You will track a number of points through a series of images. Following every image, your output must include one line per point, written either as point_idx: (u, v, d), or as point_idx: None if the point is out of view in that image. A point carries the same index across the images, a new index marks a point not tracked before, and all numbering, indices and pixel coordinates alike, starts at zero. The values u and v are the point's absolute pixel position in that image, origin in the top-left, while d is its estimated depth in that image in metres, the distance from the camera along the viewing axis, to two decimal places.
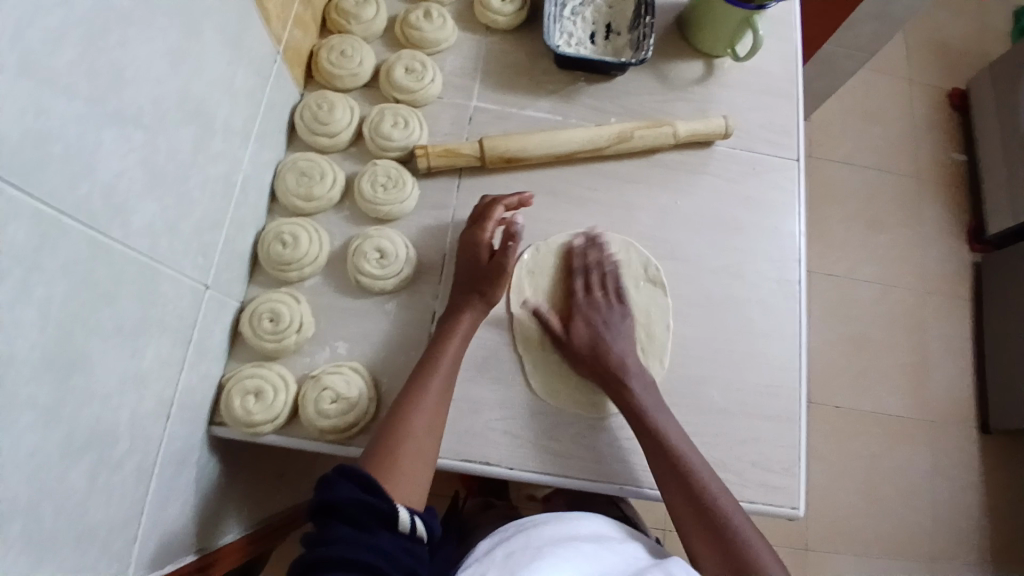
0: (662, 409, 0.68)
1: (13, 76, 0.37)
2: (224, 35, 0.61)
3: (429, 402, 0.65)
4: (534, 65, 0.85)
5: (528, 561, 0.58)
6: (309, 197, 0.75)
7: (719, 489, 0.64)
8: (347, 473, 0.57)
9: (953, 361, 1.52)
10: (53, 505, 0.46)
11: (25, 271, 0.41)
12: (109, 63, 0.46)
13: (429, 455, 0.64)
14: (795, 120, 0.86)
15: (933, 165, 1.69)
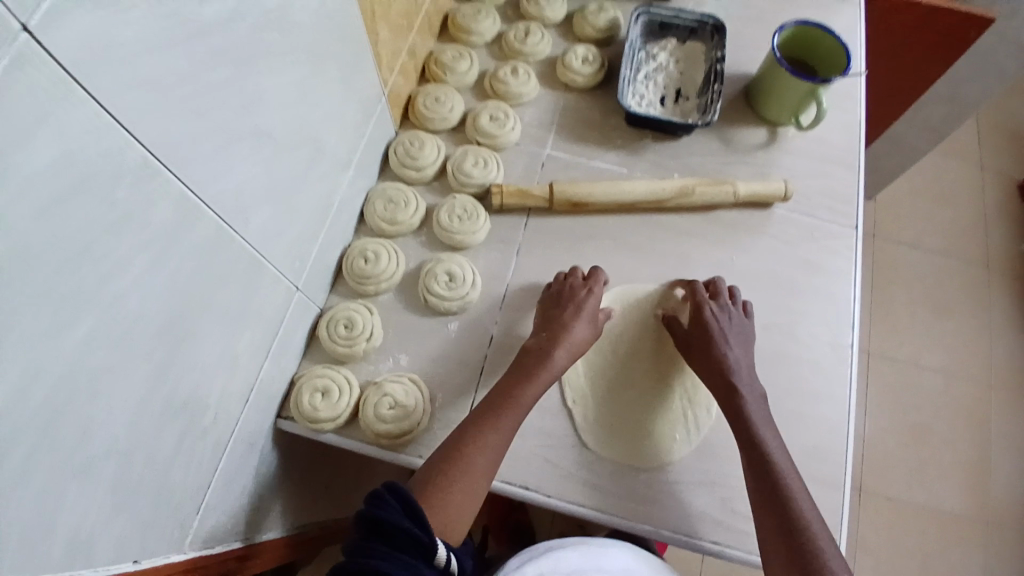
0: (763, 415, 0.69)
1: (185, 90, 0.47)
2: (342, 75, 0.71)
3: (493, 441, 0.66)
4: (606, 121, 0.92)
5: None
6: (392, 221, 0.83)
7: (804, 498, 0.63)
8: (398, 497, 0.58)
9: (1021, 459, 1.43)
10: (147, 458, 0.53)
11: (164, 247, 0.49)
12: (253, 89, 0.55)
13: (479, 494, 0.65)
14: (856, 190, 0.88)
15: (1005, 253, 1.64)
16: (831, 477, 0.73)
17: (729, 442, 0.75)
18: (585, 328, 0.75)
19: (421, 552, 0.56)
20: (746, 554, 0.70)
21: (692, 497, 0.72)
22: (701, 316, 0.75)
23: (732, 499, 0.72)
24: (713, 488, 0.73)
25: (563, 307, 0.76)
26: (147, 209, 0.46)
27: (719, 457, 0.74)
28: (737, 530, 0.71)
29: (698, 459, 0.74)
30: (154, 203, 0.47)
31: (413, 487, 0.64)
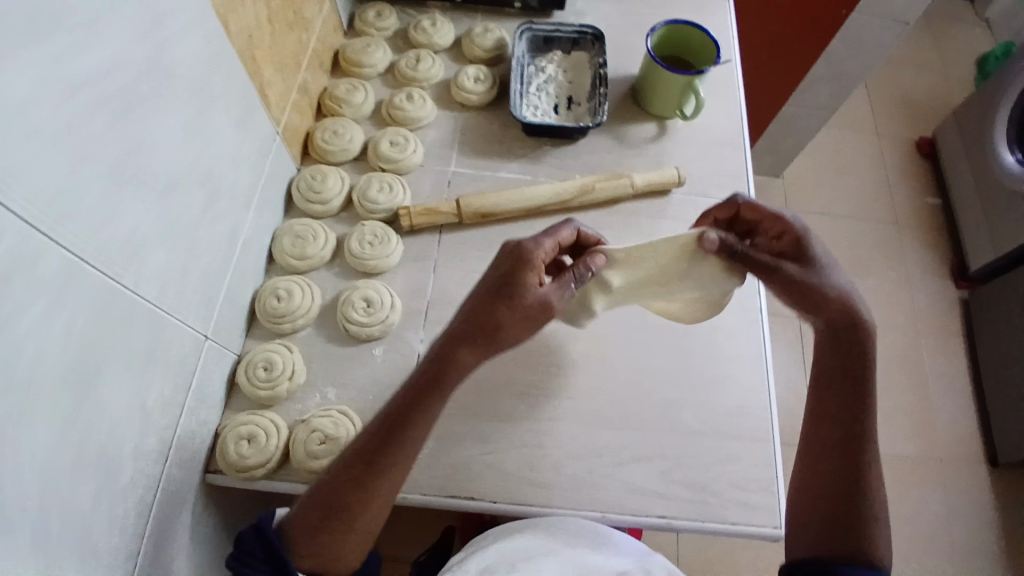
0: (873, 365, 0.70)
1: (54, 146, 0.46)
2: (231, 117, 0.71)
3: (383, 479, 0.61)
4: (506, 133, 0.96)
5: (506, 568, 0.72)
6: (302, 256, 0.82)
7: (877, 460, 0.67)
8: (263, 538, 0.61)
9: (954, 396, 1.53)
10: (57, 525, 0.51)
11: (48, 308, 0.48)
12: (135, 140, 0.55)
13: (370, 527, 0.62)
14: (746, 168, 0.94)
15: (907, 210, 1.77)
16: (758, 435, 0.77)
17: (661, 419, 0.77)
18: (532, 304, 0.63)
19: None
20: (692, 524, 0.71)
21: (633, 478, 0.74)
22: (805, 243, 0.70)
23: (671, 471, 0.74)
24: (651, 465, 0.74)
25: (501, 294, 0.63)
26: (25, 270, 0.45)
27: (653, 435, 0.76)
28: (680, 502, 0.72)
29: (633, 441, 0.76)
30: (32, 264, 0.45)
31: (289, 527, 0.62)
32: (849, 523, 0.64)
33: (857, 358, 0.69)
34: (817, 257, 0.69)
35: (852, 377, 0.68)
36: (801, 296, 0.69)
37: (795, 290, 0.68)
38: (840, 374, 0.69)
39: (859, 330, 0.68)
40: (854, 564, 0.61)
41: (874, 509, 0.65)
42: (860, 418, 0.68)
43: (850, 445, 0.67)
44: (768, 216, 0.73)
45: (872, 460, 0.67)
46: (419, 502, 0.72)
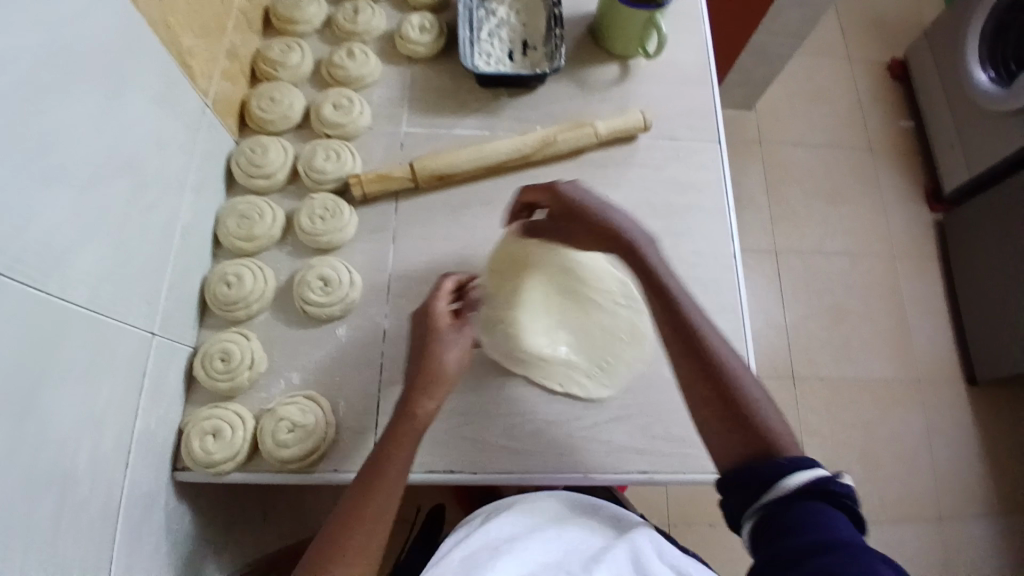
0: (671, 274, 0.65)
1: None
2: (150, 93, 0.65)
3: (370, 502, 0.59)
4: (458, 86, 0.89)
5: (488, 555, 0.62)
6: (250, 237, 0.77)
7: (733, 356, 0.61)
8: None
9: (931, 320, 1.54)
10: (15, 552, 0.48)
11: None
12: (35, 132, 0.49)
13: (369, 556, 0.58)
14: (714, 105, 0.89)
15: (882, 135, 1.73)
16: None
17: (639, 374, 0.75)
18: (456, 348, 0.65)
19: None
20: (677, 478, 0.71)
21: (615, 438, 0.73)
22: (558, 194, 0.69)
23: (651, 427, 0.73)
24: (631, 423, 0.73)
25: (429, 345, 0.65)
26: None
27: (632, 392, 0.75)
28: (664, 458, 0.72)
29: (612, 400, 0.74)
30: None
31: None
32: (747, 435, 0.58)
33: (661, 286, 0.64)
34: (579, 206, 0.68)
35: (674, 304, 0.64)
36: (601, 245, 0.68)
37: (601, 241, 0.68)
38: (659, 307, 0.64)
39: (647, 257, 0.65)
40: (774, 460, 0.55)
41: (751, 403, 0.59)
42: (698, 336, 0.62)
43: (699, 365, 0.61)
44: (538, 190, 0.72)
45: (729, 361, 0.61)
46: None
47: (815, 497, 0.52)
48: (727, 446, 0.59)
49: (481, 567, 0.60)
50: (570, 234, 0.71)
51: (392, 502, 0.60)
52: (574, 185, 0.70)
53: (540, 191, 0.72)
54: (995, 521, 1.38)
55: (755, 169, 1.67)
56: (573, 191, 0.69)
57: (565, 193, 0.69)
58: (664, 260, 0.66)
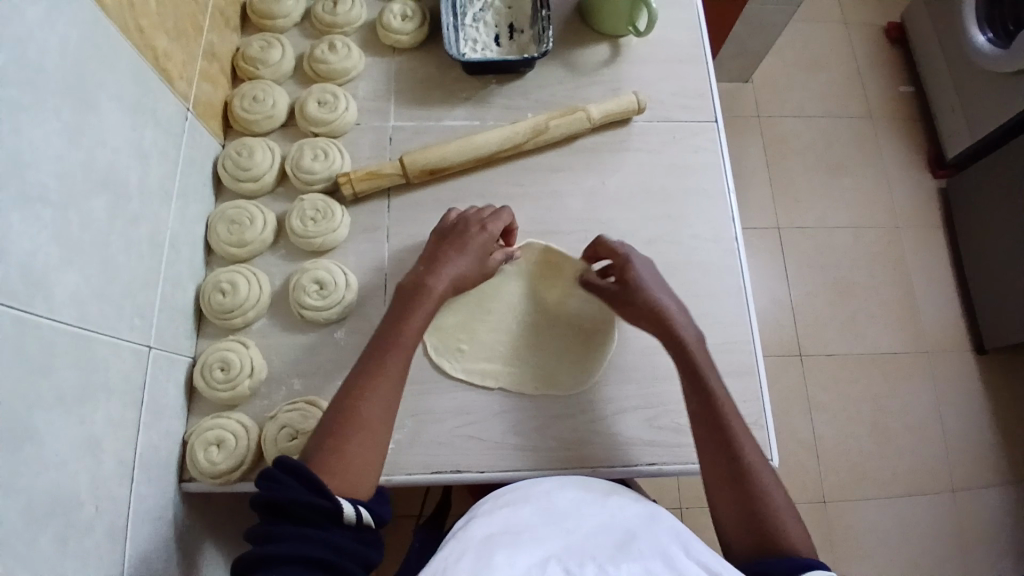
0: (710, 368, 0.67)
1: None
2: (126, 102, 0.63)
3: (383, 388, 0.62)
4: (445, 76, 0.86)
5: (508, 540, 0.56)
6: (241, 242, 0.76)
7: (749, 442, 0.62)
8: (289, 470, 0.56)
9: (937, 287, 1.53)
10: None
11: None
12: (8, 153, 0.48)
13: (381, 444, 0.61)
14: (709, 82, 0.87)
15: (882, 100, 1.69)
16: (742, 369, 0.74)
17: (640, 364, 0.75)
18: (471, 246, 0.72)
19: (330, 518, 0.54)
20: (685, 468, 0.70)
21: (619, 429, 0.72)
22: (627, 269, 0.72)
23: (656, 418, 0.72)
24: (636, 414, 0.73)
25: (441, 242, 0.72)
26: None
27: (636, 383, 0.74)
28: (670, 447, 0.71)
29: (616, 391, 0.74)
30: None
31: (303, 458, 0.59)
32: (750, 514, 0.59)
33: (698, 368, 0.66)
34: (642, 284, 0.70)
35: (703, 390, 0.65)
36: (639, 316, 0.70)
37: (643, 316, 0.70)
38: (688, 388, 0.66)
39: (692, 352, 0.67)
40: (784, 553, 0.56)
41: (761, 491, 0.60)
42: (722, 420, 0.63)
43: (723, 449, 0.62)
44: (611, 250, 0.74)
45: (744, 449, 0.62)
46: (405, 481, 0.69)
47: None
48: (737, 523, 0.59)
49: (501, 551, 0.54)
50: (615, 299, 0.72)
51: (398, 394, 0.64)
52: (645, 262, 0.73)
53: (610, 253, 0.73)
54: (1007, 488, 1.38)
55: (753, 143, 1.64)
56: (640, 267, 0.72)
57: (629, 267, 0.72)
58: (700, 345, 0.68)
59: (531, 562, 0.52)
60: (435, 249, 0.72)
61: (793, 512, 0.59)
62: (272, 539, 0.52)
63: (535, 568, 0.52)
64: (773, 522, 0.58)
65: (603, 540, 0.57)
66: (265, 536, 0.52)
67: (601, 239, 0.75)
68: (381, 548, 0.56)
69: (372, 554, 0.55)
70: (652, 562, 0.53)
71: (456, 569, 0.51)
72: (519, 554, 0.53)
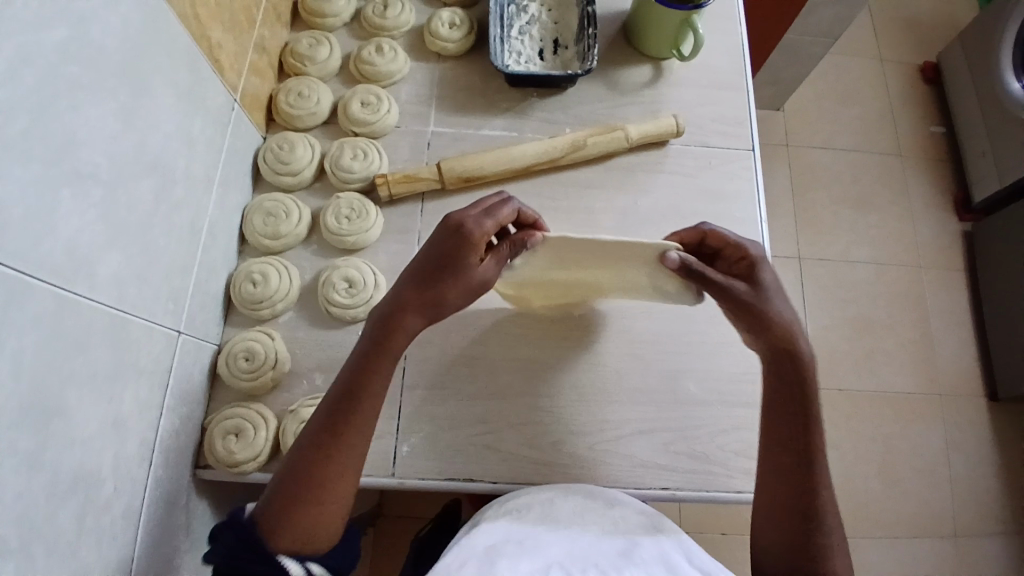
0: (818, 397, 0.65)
1: None
2: (179, 91, 0.64)
3: (346, 453, 0.59)
4: (486, 85, 0.87)
5: (512, 550, 0.57)
6: (276, 235, 0.76)
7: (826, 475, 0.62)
8: (235, 529, 0.59)
9: (956, 331, 1.51)
10: (45, 549, 0.49)
11: None
12: (66, 131, 0.49)
13: (339, 503, 0.59)
14: (748, 111, 0.87)
15: (914, 139, 1.68)
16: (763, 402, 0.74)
17: (662, 387, 0.74)
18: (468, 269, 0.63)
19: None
20: (699, 495, 0.70)
21: (635, 450, 0.72)
22: (756, 273, 0.66)
23: (673, 442, 0.72)
24: (654, 437, 0.72)
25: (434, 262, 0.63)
26: None
27: (656, 405, 0.74)
28: (684, 473, 0.71)
29: (635, 413, 0.73)
30: None
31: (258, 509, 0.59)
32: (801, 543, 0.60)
33: (808, 389, 0.64)
34: (771, 292, 0.65)
35: (808, 422, 0.63)
36: (764, 325, 0.64)
37: (768, 325, 0.64)
38: (792, 405, 0.64)
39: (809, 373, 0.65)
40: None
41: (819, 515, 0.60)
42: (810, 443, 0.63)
43: (803, 466, 0.62)
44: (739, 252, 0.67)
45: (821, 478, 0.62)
46: (419, 486, 0.69)
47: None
48: (779, 539, 0.61)
49: (504, 561, 0.55)
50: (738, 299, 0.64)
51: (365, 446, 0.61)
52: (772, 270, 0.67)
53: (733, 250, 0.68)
54: (1014, 540, 1.35)
55: (780, 171, 1.63)
56: (767, 274, 0.66)
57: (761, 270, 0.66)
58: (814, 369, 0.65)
59: (534, 571, 0.54)
60: (417, 276, 0.63)
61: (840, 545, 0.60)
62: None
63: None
64: (821, 546, 0.60)
65: (606, 547, 0.61)
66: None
67: (715, 233, 0.68)
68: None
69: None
70: (655, 568, 0.57)
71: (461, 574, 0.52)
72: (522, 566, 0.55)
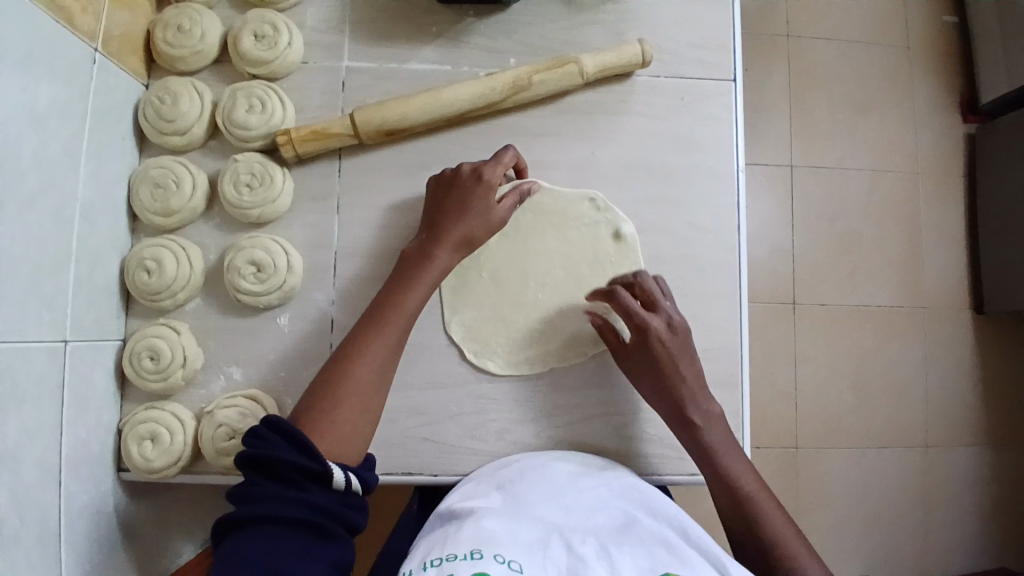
0: (702, 399, 0.62)
1: None
2: (9, 55, 0.50)
3: (380, 353, 0.58)
4: (412, 6, 0.71)
5: (506, 515, 0.57)
6: (167, 211, 0.65)
7: (773, 507, 0.59)
8: (278, 428, 0.51)
9: (949, 244, 1.42)
10: None
11: None
12: None
13: (372, 412, 0.56)
14: (731, 29, 0.72)
15: (931, 26, 1.47)
16: (725, 380, 0.68)
17: (618, 366, 0.68)
18: (469, 186, 0.63)
19: (315, 480, 0.50)
20: (653, 478, 0.66)
21: (586, 434, 0.66)
22: (649, 338, 0.62)
23: (628, 425, 0.67)
24: (608, 421, 0.67)
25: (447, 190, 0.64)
26: None
27: (610, 386, 0.67)
28: (641, 457, 0.66)
29: (589, 396, 0.67)
30: None
31: (293, 419, 0.55)
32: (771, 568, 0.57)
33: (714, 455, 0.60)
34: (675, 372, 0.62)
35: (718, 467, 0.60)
36: (668, 400, 0.62)
37: (654, 383, 0.62)
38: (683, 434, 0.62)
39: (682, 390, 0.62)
40: None
41: (768, 522, 0.58)
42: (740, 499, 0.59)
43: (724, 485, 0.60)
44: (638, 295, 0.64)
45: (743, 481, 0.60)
46: None
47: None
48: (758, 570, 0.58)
49: (494, 528, 0.54)
50: (637, 375, 0.63)
51: (396, 361, 0.59)
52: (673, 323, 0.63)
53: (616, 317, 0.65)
54: (979, 451, 1.38)
55: (778, 66, 1.43)
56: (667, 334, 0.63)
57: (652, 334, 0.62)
58: (721, 423, 0.62)
59: (533, 542, 0.54)
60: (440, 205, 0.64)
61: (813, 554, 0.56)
62: (253, 500, 0.48)
63: (536, 548, 0.53)
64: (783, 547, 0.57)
65: (601, 520, 0.58)
66: (246, 495, 0.48)
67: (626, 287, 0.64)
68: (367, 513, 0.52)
69: (358, 518, 0.51)
70: (654, 547, 0.55)
71: (455, 542, 0.52)
72: (517, 535, 0.54)
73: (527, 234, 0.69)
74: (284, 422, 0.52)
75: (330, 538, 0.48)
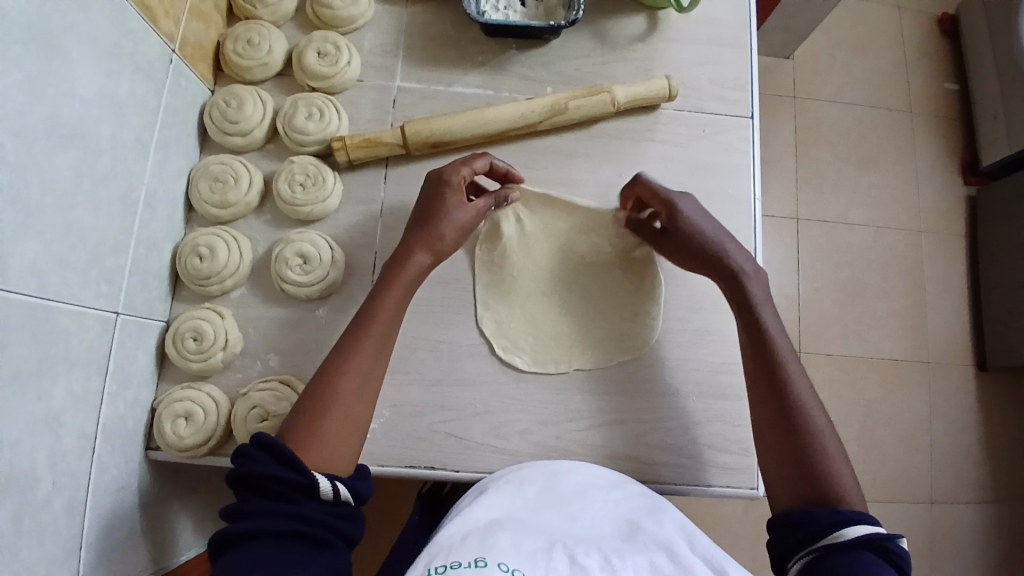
0: (767, 305, 0.64)
1: None
2: (100, 47, 0.56)
3: (363, 365, 0.60)
4: (459, 36, 0.78)
5: (513, 526, 0.54)
6: (224, 204, 0.70)
7: (819, 414, 0.59)
8: (263, 445, 0.53)
9: (951, 299, 1.46)
10: None
11: None
12: None
13: (357, 422, 0.58)
14: (748, 73, 0.79)
15: (931, 93, 1.56)
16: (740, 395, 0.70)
17: (638, 377, 0.70)
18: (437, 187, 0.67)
19: (303, 492, 0.52)
20: (666, 487, 0.67)
21: (604, 439, 0.69)
22: (677, 215, 0.66)
23: (646, 433, 0.69)
24: (626, 428, 0.69)
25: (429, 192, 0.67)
26: None
27: (629, 395, 0.70)
28: (657, 466, 0.68)
29: (608, 402, 0.70)
30: None
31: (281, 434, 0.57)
32: (802, 472, 0.56)
33: (781, 374, 0.60)
34: (753, 300, 0.63)
35: (776, 370, 0.60)
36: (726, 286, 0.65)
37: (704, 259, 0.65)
38: (744, 333, 0.63)
39: (748, 288, 0.64)
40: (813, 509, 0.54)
41: (812, 430, 0.58)
42: (792, 415, 0.58)
43: (774, 387, 0.60)
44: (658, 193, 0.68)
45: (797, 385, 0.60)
46: (376, 473, 0.66)
47: (865, 548, 0.50)
48: (784, 476, 0.57)
49: (500, 536, 0.52)
50: (678, 253, 0.68)
51: (379, 371, 0.61)
52: (748, 258, 0.66)
53: (681, 246, 0.67)
54: (983, 505, 1.37)
55: (785, 125, 1.52)
56: (743, 266, 0.65)
57: (719, 251, 0.65)
58: (791, 350, 0.62)
59: (536, 550, 0.50)
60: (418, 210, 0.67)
61: (855, 478, 0.56)
62: (244, 515, 0.50)
63: (539, 556, 0.50)
64: (823, 460, 0.56)
65: (607, 530, 0.56)
66: (237, 511, 0.51)
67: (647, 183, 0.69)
68: (362, 522, 0.55)
69: (351, 529, 0.53)
70: (657, 558, 0.52)
71: (460, 550, 0.49)
72: (520, 546, 0.51)
73: (561, 236, 0.75)
74: (269, 439, 0.54)
75: (325, 547, 0.50)
